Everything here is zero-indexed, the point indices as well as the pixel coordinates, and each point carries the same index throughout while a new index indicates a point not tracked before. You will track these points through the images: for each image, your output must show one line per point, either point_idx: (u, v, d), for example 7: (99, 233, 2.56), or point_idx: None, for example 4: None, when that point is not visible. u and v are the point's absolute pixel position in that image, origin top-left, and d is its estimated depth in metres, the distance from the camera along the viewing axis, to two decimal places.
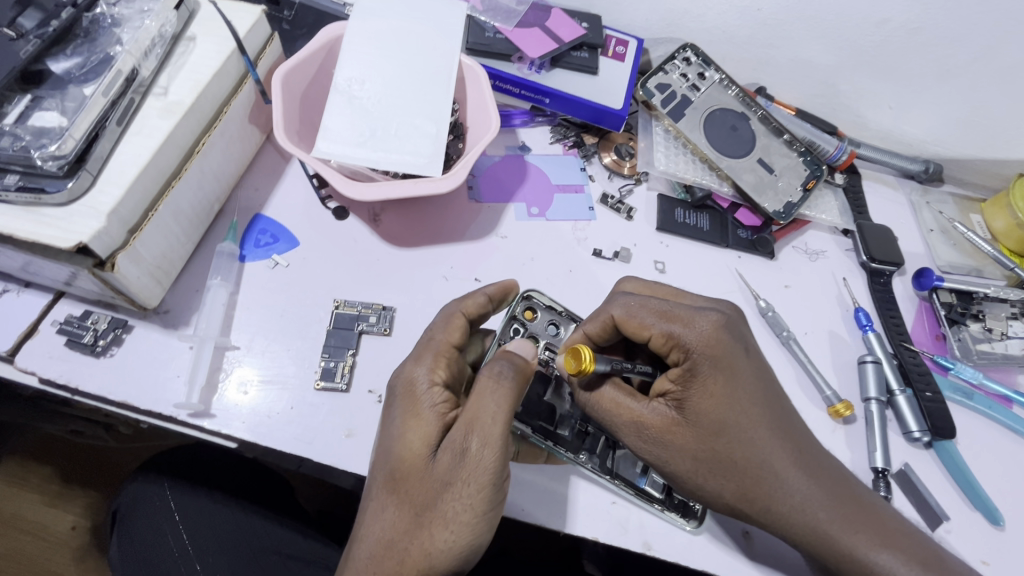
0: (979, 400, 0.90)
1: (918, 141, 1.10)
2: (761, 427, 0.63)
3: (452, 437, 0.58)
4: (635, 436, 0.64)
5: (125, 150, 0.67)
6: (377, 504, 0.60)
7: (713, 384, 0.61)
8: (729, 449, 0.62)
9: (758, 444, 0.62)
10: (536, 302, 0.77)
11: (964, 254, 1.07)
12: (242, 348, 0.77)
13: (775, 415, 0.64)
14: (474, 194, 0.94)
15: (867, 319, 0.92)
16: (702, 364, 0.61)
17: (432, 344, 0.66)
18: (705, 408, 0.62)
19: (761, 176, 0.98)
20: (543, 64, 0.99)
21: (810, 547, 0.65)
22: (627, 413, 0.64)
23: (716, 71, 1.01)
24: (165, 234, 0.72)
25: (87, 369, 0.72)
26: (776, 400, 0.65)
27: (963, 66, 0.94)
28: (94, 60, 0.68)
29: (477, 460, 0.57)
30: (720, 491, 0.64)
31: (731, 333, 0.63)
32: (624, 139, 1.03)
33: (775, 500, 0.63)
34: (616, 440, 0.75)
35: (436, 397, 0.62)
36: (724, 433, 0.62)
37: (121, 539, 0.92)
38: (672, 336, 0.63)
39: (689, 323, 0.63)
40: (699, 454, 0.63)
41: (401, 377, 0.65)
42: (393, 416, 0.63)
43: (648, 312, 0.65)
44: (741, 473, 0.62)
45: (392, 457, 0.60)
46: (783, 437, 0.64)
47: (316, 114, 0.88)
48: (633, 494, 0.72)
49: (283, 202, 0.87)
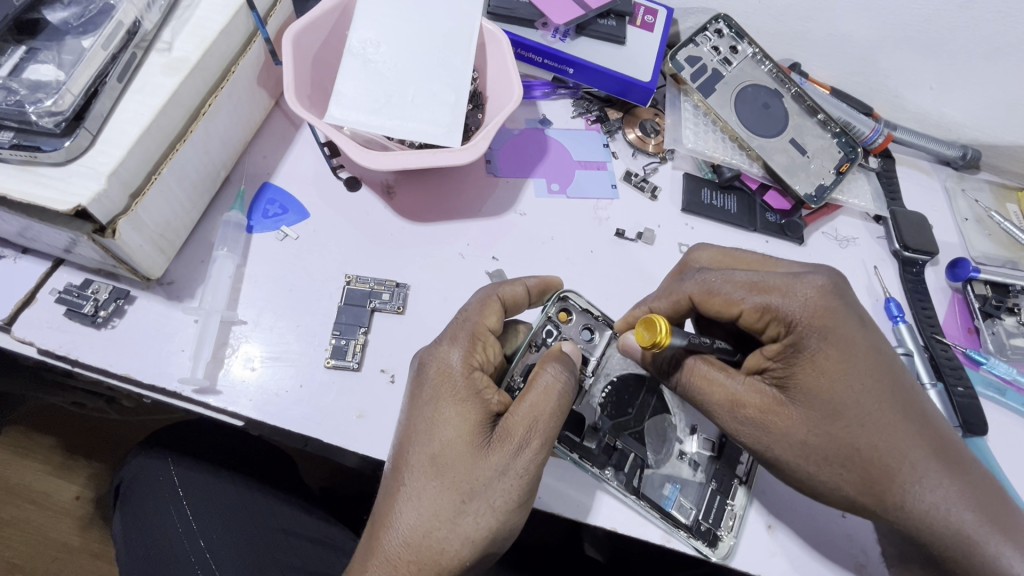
0: (1011, 397, 0.87)
1: (957, 125, 1.04)
2: (885, 413, 0.60)
3: (510, 430, 0.58)
4: (732, 417, 0.63)
5: (126, 109, 0.62)
6: (413, 489, 0.57)
7: (825, 360, 0.59)
8: (850, 433, 0.60)
9: (882, 431, 0.60)
10: (573, 303, 0.71)
11: (999, 246, 1.02)
12: (249, 323, 0.74)
13: (895, 402, 0.61)
14: (492, 168, 0.89)
15: (899, 310, 0.89)
16: (808, 338, 0.58)
17: (470, 326, 0.63)
18: (823, 388, 0.59)
19: (793, 157, 0.93)
20: (568, 32, 0.93)
21: (948, 548, 0.62)
22: (722, 391, 0.63)
23: (749, 44, 0.95)
24: (169, 200, 0.68)
25: (87, 340, 0.69)
26: (897, 385, 0.61)
27: (1014, 45, 0.87)
28: (93, 10, 0.63)
29: (535, 455, 0.58)
30: (837, 481, 0.62)
31: (841, 301, 0.59)
32: (650, 115, 0.98)
33: (904, 496, 0.61)
34: (644, 459, 0.71)
35: (479, 384, 0.61)
36: (848, 416, 0.60)
37: (125, 512, 0.90)
38: (769, 307, 0.59)
39: (788, 293, 0.59)
40: (811, 438, 0.61)
41: (435, 358, 0.62)
42: (430, 399, 0.60)
43: (738, 285, 0.61)
44: (863, 459, 0.60)
45: (435, 441, 0.58)
46: (912, 427, 0.62)
47: (329, 79, 0.84)
48: (659, 516, 0.69)
49: (292, 171, 0.83)
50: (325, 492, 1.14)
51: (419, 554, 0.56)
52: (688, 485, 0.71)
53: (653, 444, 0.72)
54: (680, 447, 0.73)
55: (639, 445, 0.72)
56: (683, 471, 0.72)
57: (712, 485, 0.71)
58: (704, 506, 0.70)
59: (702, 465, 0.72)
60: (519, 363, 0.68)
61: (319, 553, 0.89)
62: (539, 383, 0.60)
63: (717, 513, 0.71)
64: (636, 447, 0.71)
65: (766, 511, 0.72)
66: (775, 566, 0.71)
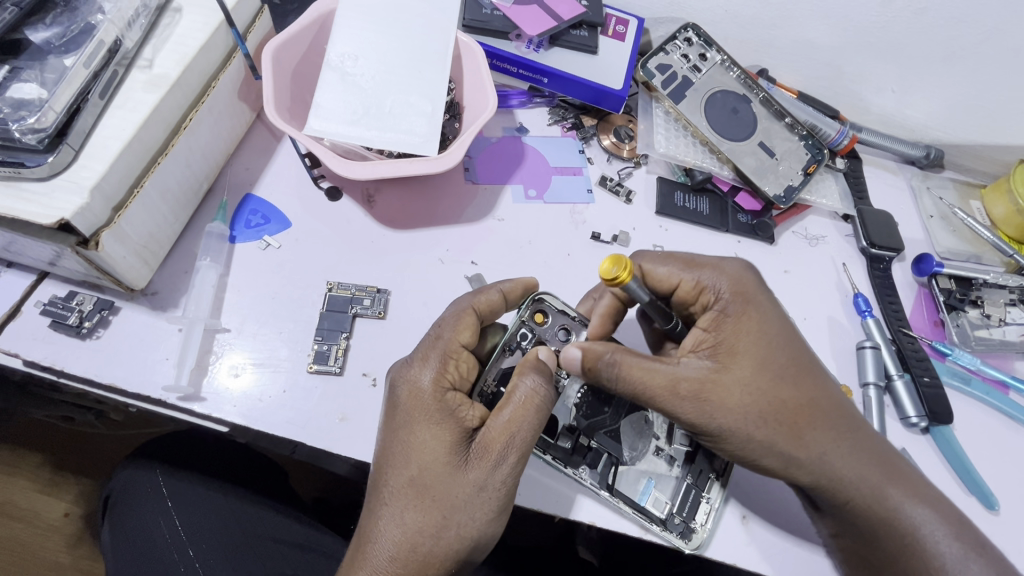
0: (976, 386, 0.90)
1: (920, 126, 1.08)
2: (807, 367, 0.65)
3: (486, 447, 0.60)
4: (672, 395, 0.62)
5: (108, 124, 0.64)
6: (394, 507, 0.59)
7: (746, 319, 0.65)
8: (781, 394, 0.63)
9: (804, 383, 0.65)
10: (548, 306, 0.73)
11: (963, 241, 1.05)
12: (233, 331, 0.75)
13: (811, 358, 0.67)
14: (471, 175, 0.92)
15: (866, 306, 0.92)
16: (732, 302, 0.66)
17: (442, 346, 0.65)
18: (757, 349, 0.64)
19: (762, 159, 0.95)
20: (541, 43, 0.96)
21: (862, 503, 0.66)
22: (662, 375, 0.62)
23: (718, 52, 0.98)
24: (151, 212, 0.70)
25: (73, 351, 0.70)
26: (800, 351, 0.66)
27: (967, 49, 0.91)
28: (75, 30, 0.65)
29: (512, 467, 0.61)
30: (772, 447, 0.63)
31: (756, 277, 0.68)
32: (623, 121, 1.01)
33: (816, 455, 0.64)
34: (619, 456, 0.73)
35: (453, 403, 0.62)
36: (783, 375, 0.64)
37: (113, 525, 0.91)
38: (702, 280, 0.69)
39: (716, 268, 0.68)
40: (750, 411, 0.62)
41: (407, 380, 0.63)
42: (404, 421, 0.62)
43: (675, 262, 0.71)
44: (782, 415, 0.63)
45: (413, 464, 0.60)
46: (823, 394, 0.66)
47: (308, 92, 0.86)
48: (635, 512, 0.71)
49: (274, 181, 0.85)
50: (317, 502, 1.14)
51: (406, 568, 0.58)
52: (664, 479, 0.73)
53: (629, 442, 0.74)
54: (656, 444, 0.74)
55: (615, 443, 0.73)
56: (659, 467, 0.73)
57: (688, 479, 0.73)
58: (678, 500, 0.72)
59: (679, 461, 0.74)
60: (492, 368, 0.71)
61: (309, 560, 0.90)
62: (516, 396, 0.61)
63: (691, 506, 0.72)
64: (610, 445, 0.73)
65: (739, 501, 0.75)
66: (748, 552, 0.73)
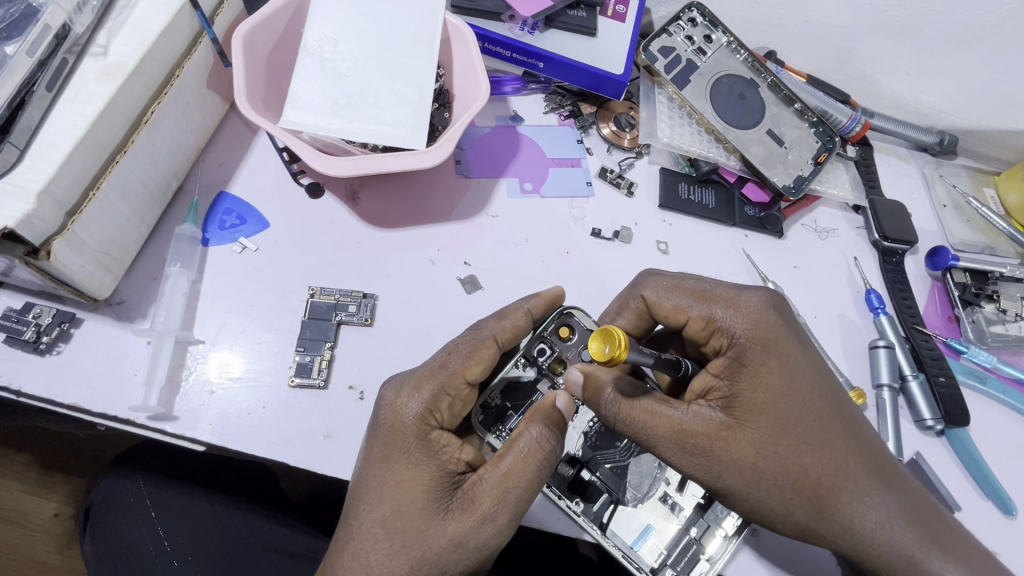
0: (992, 385, 0.86)
1: (934, 111, 1.02)
2: (831, 427, 0.60)
3: (473, 497, 0.56)
4: (677, 448, 0.58)
5: (57, 120, 0.58)
6: (361, 547, 0.56)
7: (766, 373, 0.58)
8: (801, 460, 0.58)
9: (830, 446, 0.59)
10: (576, 322, 0.69)
11: (977, 232, 1.01)
12: (207, 342, 0.70)
13: (839, 418, 0.60)
14: (462, 169, 0.86)
15: (879, 302, 0.87)
16: (750, 350, 0.59)
17: (442, 377, 0.60)
18: (774, 405, 0.58)
19: (771, 148, 0.90)
20: (536, 24, 0.89)
21: None
22: (666, 424, 0.58)
23: (723, 33, 0.92)
24: (112, 216, 0.64)
25: (31, 368, 0.65)
26: (829, 408, 0.60)
27: (989, 29, 0.84)
28: (15, 13, 0.58)
29: (499, 527, 0.56)
30: (790, 511, 0.59)
31: (779, 317, 0.61)
32: (624, 109, 0.95)
33: (845, 522, 0.60)
34: (620, 496, 0.67)
35: (438, 443, 0.58)
36: (806, 438, 0.58)
37: (94, 536, 0.87)
38: (714, 319, 0.61)
39: (731, 305, 0.61)
40: (767, 472, 0.58)
41: (393, 408, 0.59)
42: (384, 456, 0.58)
43: (684, 295, 0.64)
44: (803, 482, 0.58)
45: (386, 503, 0.56)
46: (854, 454, 0.60)
47: (284, 79, 0.79)
48: (624, 557, 0.64)
49: (249, 179, 0.79)
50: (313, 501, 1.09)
51: None
52: (664, 528, 0.66)
53: (634, 483, 0.67)
54: (664, 490, 0.67)
55: (618, 480, 0.67)
56: (662, 514, 0.66)
57: (690, 531, 0.66)
58: (675, 551, 0.65)
59: (685, 510, 0.67)
60: (499, 381, 0.67)
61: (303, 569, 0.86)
62: (519, 446, 0.57)
63: (689, 560, 0.65)
64: (612, 482, 0.67)
65: None
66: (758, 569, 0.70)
